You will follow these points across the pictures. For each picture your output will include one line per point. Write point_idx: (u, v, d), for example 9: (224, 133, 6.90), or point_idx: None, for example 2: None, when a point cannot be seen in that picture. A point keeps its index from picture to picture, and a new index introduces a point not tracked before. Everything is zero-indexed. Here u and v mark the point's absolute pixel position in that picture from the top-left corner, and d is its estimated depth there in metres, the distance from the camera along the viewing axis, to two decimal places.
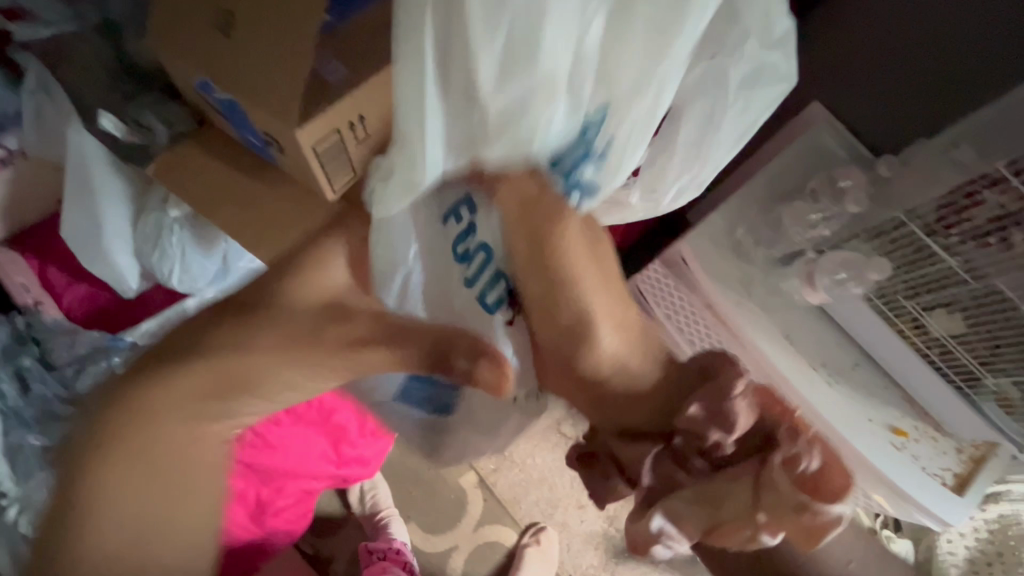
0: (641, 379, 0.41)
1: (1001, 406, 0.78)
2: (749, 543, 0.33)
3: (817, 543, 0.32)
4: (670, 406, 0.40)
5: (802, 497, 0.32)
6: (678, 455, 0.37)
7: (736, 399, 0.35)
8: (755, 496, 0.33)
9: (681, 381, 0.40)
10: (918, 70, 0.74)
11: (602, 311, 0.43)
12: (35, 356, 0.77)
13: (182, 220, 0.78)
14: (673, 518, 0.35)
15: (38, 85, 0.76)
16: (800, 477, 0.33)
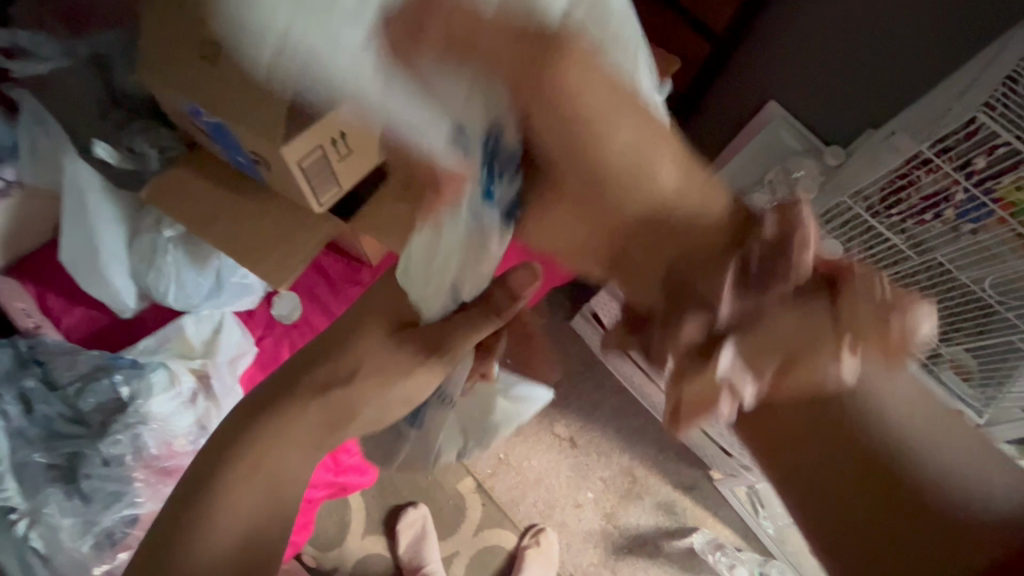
0: (691, 206, 0.37)
1: (958, 374, 0.80)
2: (835, 360, 0.35)
3: (900, 358, 0.37)
4: (722, 228, 0.37)
5: (879, 313, 0.35)
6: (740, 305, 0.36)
7: (804, 222, 0.36)
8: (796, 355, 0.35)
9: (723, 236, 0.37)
10: (865, 66, 0.80)
11: (631, 133, 0.36)
12: (39, 377, 0.80)
13: (179, 237, 0.84)
14: (743, 361, 0.35)
15: (32, 118, 0.82)
16: (880, 301, 0.36)
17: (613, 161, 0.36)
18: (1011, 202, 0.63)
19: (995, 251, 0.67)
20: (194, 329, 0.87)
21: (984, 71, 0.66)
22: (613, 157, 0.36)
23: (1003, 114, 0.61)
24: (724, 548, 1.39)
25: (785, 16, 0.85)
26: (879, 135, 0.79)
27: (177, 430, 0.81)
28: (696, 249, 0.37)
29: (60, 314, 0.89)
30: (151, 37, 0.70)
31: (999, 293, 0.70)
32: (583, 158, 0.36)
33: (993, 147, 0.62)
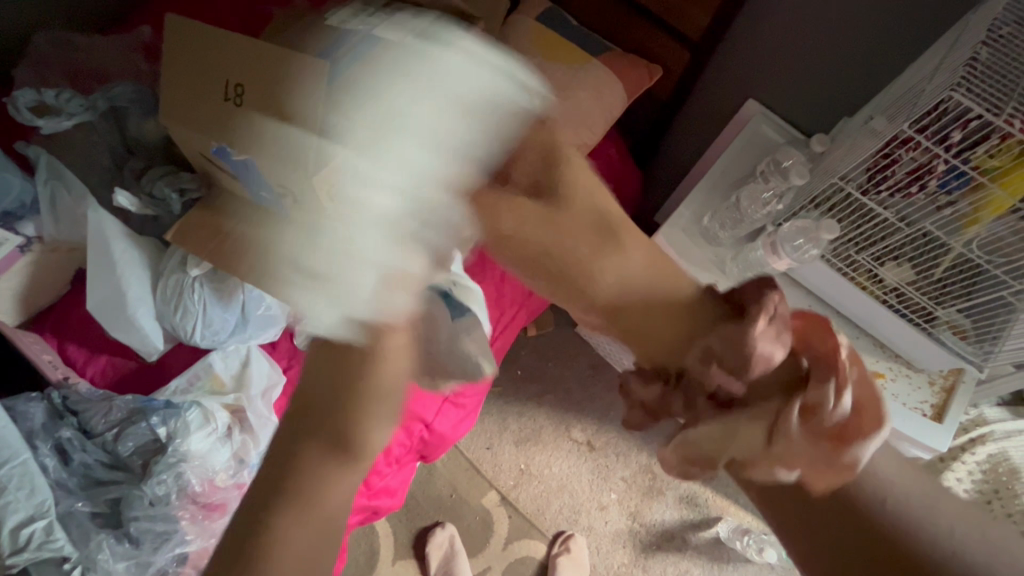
0: (656, 325, 0.42)
1: (955, 334, 0.88)
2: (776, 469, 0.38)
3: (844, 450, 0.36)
4: (692, 333, 0.41)
5: (827, 447, 0.36)
6: (736, 386, 0.38)
7: (761, 340, 0.37)
8: (769, 442, 0.38)
9: (712, 308, 0.41)
10: (830, 60, 0.88)
11: (617, 246, 0.44)
12: (75, 427, 0.81)
13: (205, 277, 0.86)
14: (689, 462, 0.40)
15: (50, 173, 0.85)
16: (830, 425, 0.36)
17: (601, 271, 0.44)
18: (985, 169, 0.69)
19: (972, 218, 0.74)
20: (222, 364, 0.87)
21: (946, 56, 0.73)
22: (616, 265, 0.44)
23: (969, 89, 0.66)
24: (750, 532, 1.42)
25: (750, 21, 0.93)
26: (855, 122, 0.87)
27: (215, 466, 0.82)
28: (660, 334, 0.42)
29: (84, 364, 0.88)
30: (177, 84, 0.74)
31: (987, 253, 0.76)
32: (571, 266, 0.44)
33: (967, 120, 0.67)
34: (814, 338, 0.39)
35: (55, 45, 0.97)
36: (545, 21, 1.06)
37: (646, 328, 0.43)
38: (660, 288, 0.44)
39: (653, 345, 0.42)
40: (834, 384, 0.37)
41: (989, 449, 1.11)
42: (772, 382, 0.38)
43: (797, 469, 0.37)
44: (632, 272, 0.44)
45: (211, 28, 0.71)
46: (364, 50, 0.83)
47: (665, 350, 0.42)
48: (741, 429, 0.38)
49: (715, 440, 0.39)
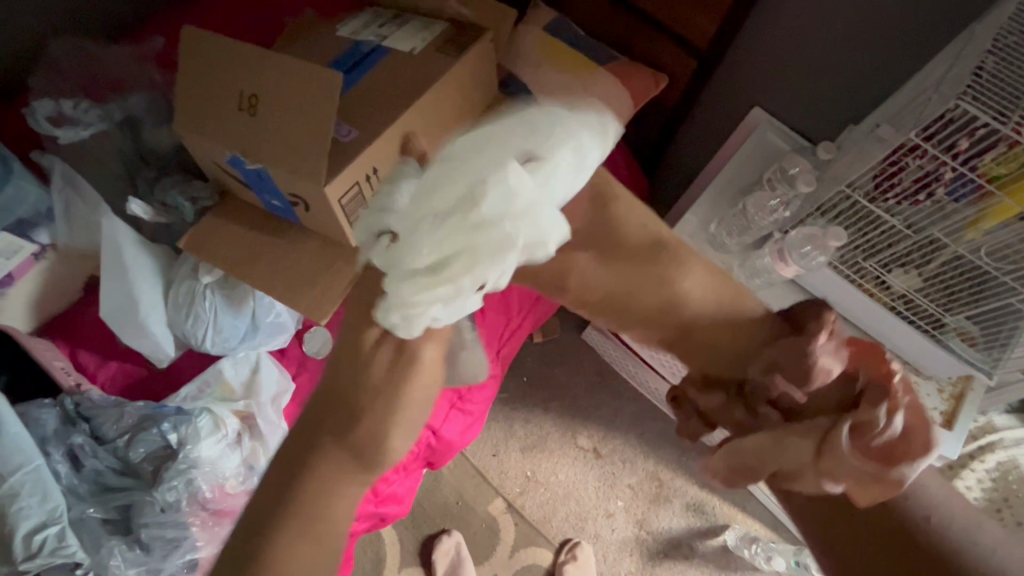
0: (716, 337, 0.53)
1: (963, 340, 0.88)
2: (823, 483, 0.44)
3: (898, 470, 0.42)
4: (756, 341, 0.52)
5: (879, 468, 0.41)
6: (797, 396, 0.47)
7: (823, 356, 0.46)
8: (818, 452, 0.44)
9: (769, 325, 0.52)
10: (835, 68, 0.89)
11: (692, 278, 0.55)
12: (87, 433, 0.81)
13: (216, 285, 0.86)
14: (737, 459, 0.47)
15: (63, 181, 0.85)
16: (882, 442, 0.42)
17: (678, 303, 0.54)
18: (993, 177, 0.69)
19: (979, 226, 0.74)
20: (233, 370, 0.87)
21: (952, 65, 0.73)
22: (690, 297, 0.54)
23: (975, 98, 0.66)
24: (758, 540, 1.41)
25: (756, 30, 0.94)
26: (860, 130, 0.88)
27: (226, 472, 0.82)
28: (724, 342, 0.52)
29: (95, 371, 0.89)
30: (190, 93, 0.75)
31: (995, 260, 0.77)
32: (626, 292, 0.56)
33: (974, 129, 0.68)
34: (865, 365, 0.46)
35: (70, 55, 0.99)
36: (552, 31, 1.07)
37: (724, 347, 0.53)
38: (719, 308, 0.54)
39: (710, 351, 0.53)
40: (888, 407, 0.43)
41: (999, 456, 1.11)
42: (826, 402, 0.46)
43: (846, 482, 0.42)
44: (696, 298, 0.54)
45: (222, 38, 0.72)
46: (374, 60, 0.84)
47: (734, 350, 0.52)
48: (794, 446, 0.45)
49: (760, 451, 0.46)
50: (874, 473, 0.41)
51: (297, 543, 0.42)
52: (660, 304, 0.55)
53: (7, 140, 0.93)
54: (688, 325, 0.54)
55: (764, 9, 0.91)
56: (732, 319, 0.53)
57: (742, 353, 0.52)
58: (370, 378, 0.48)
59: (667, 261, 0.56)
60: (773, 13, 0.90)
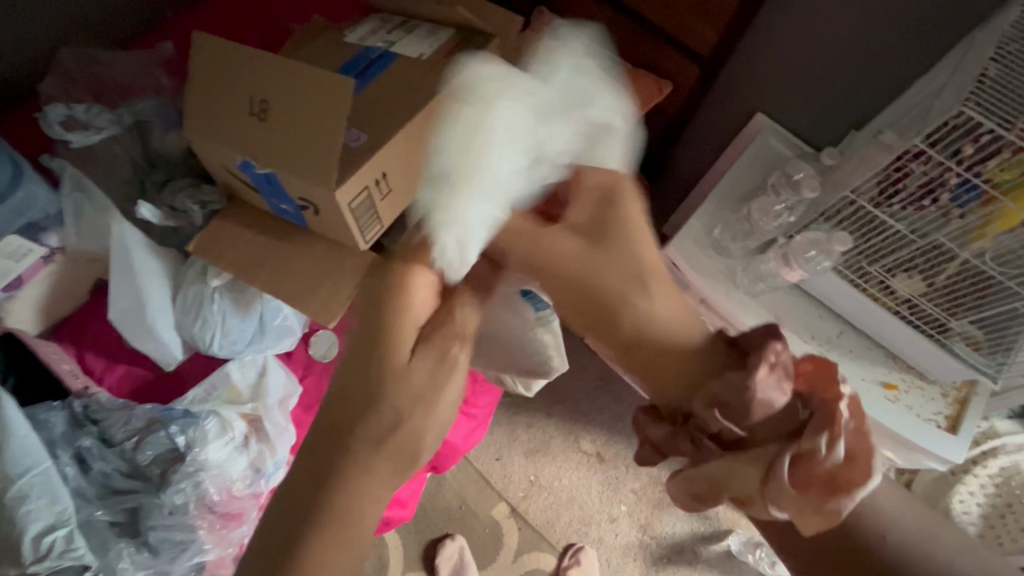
0: (673, 367, 0.45)
1: (968, 345, 0.88)
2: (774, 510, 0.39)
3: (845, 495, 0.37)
4: (706, 372, 0.44)
5: (830, 480, 0.38)
6: (739, 427, 0.41)
7: (762, 386, 0.40)
8: (764, 486, 0.39)
9: (720, 354, 0.44)
10: (838, 73, 0.90)
11: (654, 299, 0.46)
12: (94, 436, 0.82)
13: (224, 288, 0.87)
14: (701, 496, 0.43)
15: (73, 185, 0.86)
16: (827, 466, 0.38)
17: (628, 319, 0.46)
18: (997, 182, 0.70)
19: (983, 231, 0.75)
20: (240, 374, 0.88)
21: (955, 71, 0.74)
22: (645, 317, 0.46)
23: (979, 105, 0.67)
24: (762, 545, 1.40)
25: (759, 36, 0.94)
26: (864, 136, 0.88)
27: (233, 475, 0.83)
28: (669, 377, 0.44)
29: (102, 373, 0.89)
30: (201, 99, 0.76)
31: (999, 265, 0.77)
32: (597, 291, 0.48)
33: (978, 135, 0.68)
34: (815, 388, 0.41)
35: (80, 61, 1.00)
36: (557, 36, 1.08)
37: (661, 363, 0.45)
38: (678, 330, 0.46)
39: (669, 377, 0.44)
40: (828, 434, 0.38)
41: (1002, 462, 1.11)
42: (772, 430, 0.40)
43: (788, 509, 0.38)
44: (651, 318, 0.46)
45: (233, 45, 0.73)
46: (382, 66, 0.85)
47: (683, 386, 0.44)
48: (739, 475, 0.40)
49: (716, 479, 0.41)
50: (818, 507, 0.37)
51: (330, 552, 0.42)
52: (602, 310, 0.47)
53: (17, 144, 0.93)
54: (623, 337, 0.46)
55: (767, 15, 0.91)
56: (678, 331, 0.45)
57: (684, 389, 0.44)
58: (404, 384, 0.47)
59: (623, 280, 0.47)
60: (777, 20, 0.91)
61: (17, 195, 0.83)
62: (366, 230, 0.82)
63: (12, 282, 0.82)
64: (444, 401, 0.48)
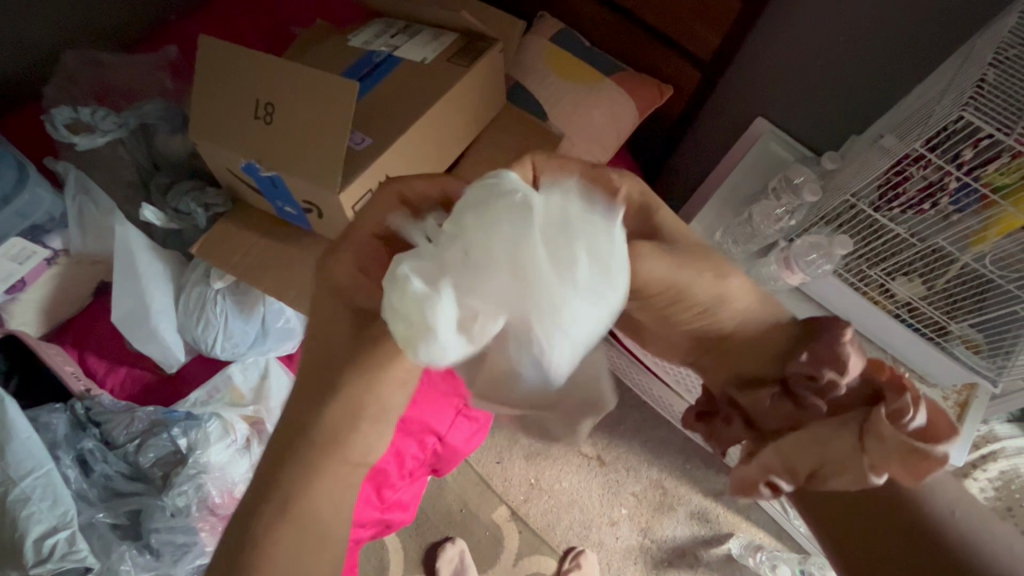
0: (758, 356, 0.48)
1: (967, 348, 0.89)
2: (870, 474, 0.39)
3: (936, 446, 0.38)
4: (784, 353, 0.47)
5: (910, 442, 0.38)
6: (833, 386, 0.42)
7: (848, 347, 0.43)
8: (861, 444, 0.39)
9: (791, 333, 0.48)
10: (839, 79, 0.91)
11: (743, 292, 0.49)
12: (96, 438, 0.82)
13: (226, 290, 0.87)
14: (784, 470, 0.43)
15: (77, 188, 0.86)
16: (907, 429, 0.39)
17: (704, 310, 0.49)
18: (995, 185, 0.70)
19: (982, 233, 0.75)
20: (242, 376, 0.89)
21: (955, 77, 0.75)
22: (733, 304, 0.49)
23: (978, 109, 0.68)
24: (763, 548, 1.40)
25: (760, 42, 0.95)
26: (864, 140, 0.89)
27: (235, 478, 0.83)
28: (760, 358, 0.48)
29: (104, 376, 0.90)
30: (206, 102, 0.76)
31: (999, 268, 0.77)
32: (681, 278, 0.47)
33: (978, 139, 0.69)
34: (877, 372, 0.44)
35: (84, 65, 1.00)
36: (559, 41, 1.09)
37: (753, 349, 0.49)
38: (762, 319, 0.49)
39: (751, 360, 0.49)
40: (911, 396, 0.40)
41: (1001, 465, 1.12)
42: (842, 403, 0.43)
43: (887, 470, 0.39)
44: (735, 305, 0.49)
45: (238, 48, 0.74)
46: (386, 69, 0.85)
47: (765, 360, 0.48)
48: (828, 438, 0.41)
49: (803, 445, 0.42)
50: (916, 463, 0.37)
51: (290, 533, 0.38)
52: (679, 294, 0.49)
53: (20, 146, 0.94)
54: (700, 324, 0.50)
55: (769, 21, 0.92)
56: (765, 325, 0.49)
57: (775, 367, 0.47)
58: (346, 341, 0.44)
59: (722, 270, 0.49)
60: (778, 25, 0.91)
61: (21, 197, 0.82)
62: None
63: (16, 284, 0.83)
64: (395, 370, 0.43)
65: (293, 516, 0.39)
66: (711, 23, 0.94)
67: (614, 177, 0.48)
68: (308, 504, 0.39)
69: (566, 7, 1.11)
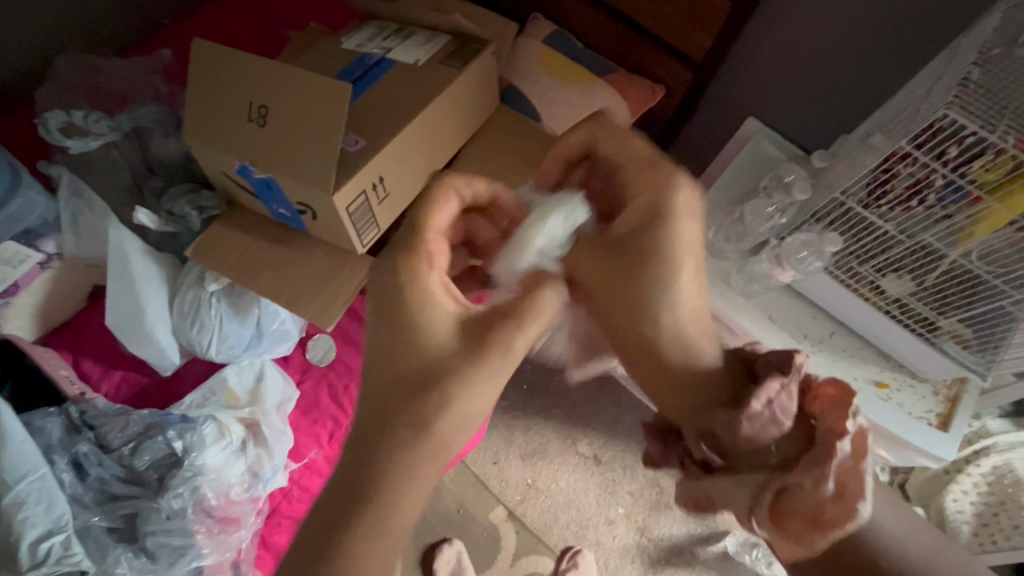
0: (692, 391, 0.47)
1: (957, 343, 0.90)
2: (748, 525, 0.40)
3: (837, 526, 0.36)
4: (718, 390, 0.46)
5: (817, 511, 0.37)
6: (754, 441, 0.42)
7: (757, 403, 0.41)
8: (750, 509, 0.40)
9: (739, 379, 0.47)
10: (826, 79, 0.92)
11: (685, 322, 0.49)
12: (91, 441, 0.82)
13: (222, 293, 0.88)
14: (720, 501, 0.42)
15: (71, 192, 0.86)
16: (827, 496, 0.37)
17: (642, 343, 0.50)
18: (981, 183, 0.71)
19: (968, 229, 0.76)
20: (237, 378, 0.89)
21: (940, 76, 0.76)
22: (668, 336, 0.49)
23: (962, 108, 0.69)
24: (759, 545, 1.41)
25: (750, 43, 0.96)
26: (854, 139, 0.90)
27: (231, 479, 0.83)
28: (697, 386, 0.47)
29: (98, 379, 0.90)
30: (199, 105, 0.76)
31: (986, 264, 0.79)
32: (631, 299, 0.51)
33: (962, 137, 0.70)
34: (827, 413, 0.41)
35: (77, 68, 1.00)
36: (552, 43, 1.10)
37: (692, 384, 0.48)
38: (704, 356, 0.49)
39: (681, 394, 0.48)
40: (822, 470, 0.38)
41: (994, 460, 1.13)
42: (754, 461, 0.42)
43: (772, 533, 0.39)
44: (669, 332, 0.49)
45: (230, 51, 0.74)
46: (379, 71, 0.86)
47: (700, 397, 0.47)
48: (719, 493, 0.42)
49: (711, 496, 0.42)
50: (796, 538, 0.38)
51: (370, 541, 0.40)
52: (631, 320, 0.51)
53: (13, 150, 0.94)
54: (629, 350, 0.52)
55: (758, 23, 0.93)
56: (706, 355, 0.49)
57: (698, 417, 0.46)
58: (442, 359, 0.45)
59: (656, 303, 0.50)
60: (767, 26, 0.92)
61: (13, 201, 0.83)
62: (364, 234, 0.83)
63: (8, 288, 0.83)
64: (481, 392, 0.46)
65: (379, 531, 0.41)
66: (701, 24, 0.95)
67: (631, 181, 0.54)
68: (386, 522, 0.41)
69: (558, 8, 1.12)
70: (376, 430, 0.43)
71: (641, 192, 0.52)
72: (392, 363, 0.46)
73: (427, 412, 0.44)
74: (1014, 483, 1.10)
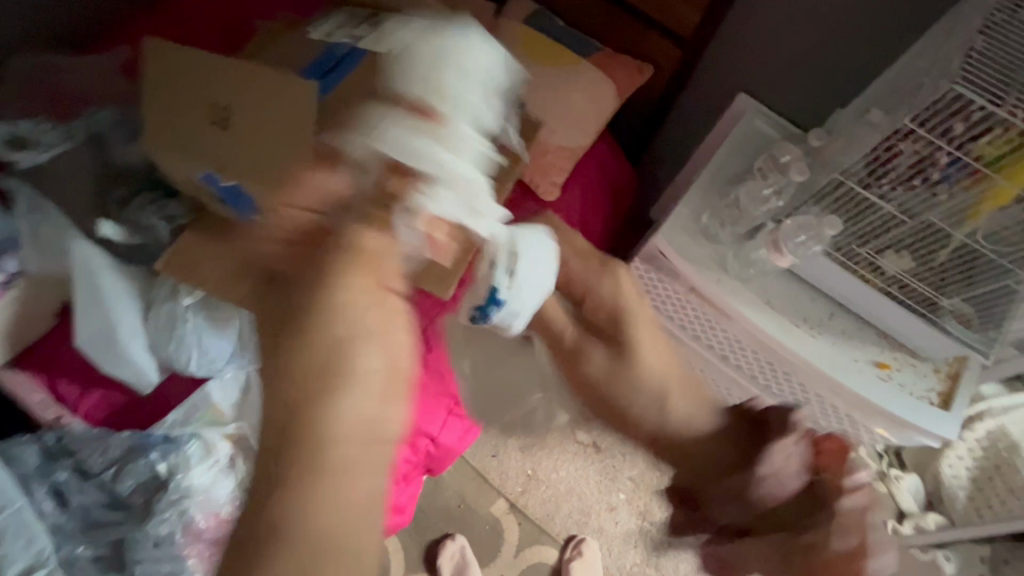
0: (691, 451, 0.63)
1: (959, 322, 0.88)
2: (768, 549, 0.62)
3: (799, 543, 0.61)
4: (720, 459, 0.63)
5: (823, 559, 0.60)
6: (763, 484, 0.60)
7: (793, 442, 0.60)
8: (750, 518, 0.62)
9: (737, 432, 0.64)
10: (820, 52, 0.88)
11: (683, 408, 0.64)
12: (71, 468, 0.78)
13: (199, 304, 0.83)
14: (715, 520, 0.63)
15: (31, 207, 0.82)
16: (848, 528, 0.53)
17: (646, 421, 0.64)
18: (986, 159, 0.68)
19: (973, 207, 0.73)
20: (221, 393, 0.85)
21: (943, 46, 0.72)
22: (673, 416, 0.64)
23: (968, 81, 0.65)
24: None
25: (741, 15, 0.92)
26: (851, 113, 0.87)
27: (220, 498, 0.80)
28: (707, 462, 0.63)
29: (75, 402, 0.85)
30: (156, 107, 0.71)
31: (991, 242, 0.76)
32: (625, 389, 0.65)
33: (969, 113, 0.66)
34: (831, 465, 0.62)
35: (26, 70, 0.93)
36: (534, 23, 1.05)
37: (689, 454, 0.64)
38: (698, 420, 0.64)
39: (681, 458, 0.64)
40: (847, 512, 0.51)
41: (989, 425, 1.23)
42: (785, 517, 0.62)
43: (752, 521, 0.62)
44: (671, 417, 0.64)
45: (189, 52, 0.69)
46: (350, 63, 0.81)
47: (704, 463, 0.63)
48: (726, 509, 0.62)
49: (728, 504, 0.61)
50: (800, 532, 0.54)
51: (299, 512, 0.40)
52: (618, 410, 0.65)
53: None
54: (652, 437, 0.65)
55: None
56: (702, 419, 0.64)
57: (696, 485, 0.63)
58: (335, 289, 0.46)
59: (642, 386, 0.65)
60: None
61: None
62: None
63: None
64: (362, 311, 0.46)
65: (301, 503, 0.41)
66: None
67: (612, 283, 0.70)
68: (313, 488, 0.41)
69: None
70: (287, 386, 0.44)
71: (604, 303, 0.68)
72: (280, 307, 0.48)
73: (317, 345, 0.44)
74: (1007, 447, 1.20)
